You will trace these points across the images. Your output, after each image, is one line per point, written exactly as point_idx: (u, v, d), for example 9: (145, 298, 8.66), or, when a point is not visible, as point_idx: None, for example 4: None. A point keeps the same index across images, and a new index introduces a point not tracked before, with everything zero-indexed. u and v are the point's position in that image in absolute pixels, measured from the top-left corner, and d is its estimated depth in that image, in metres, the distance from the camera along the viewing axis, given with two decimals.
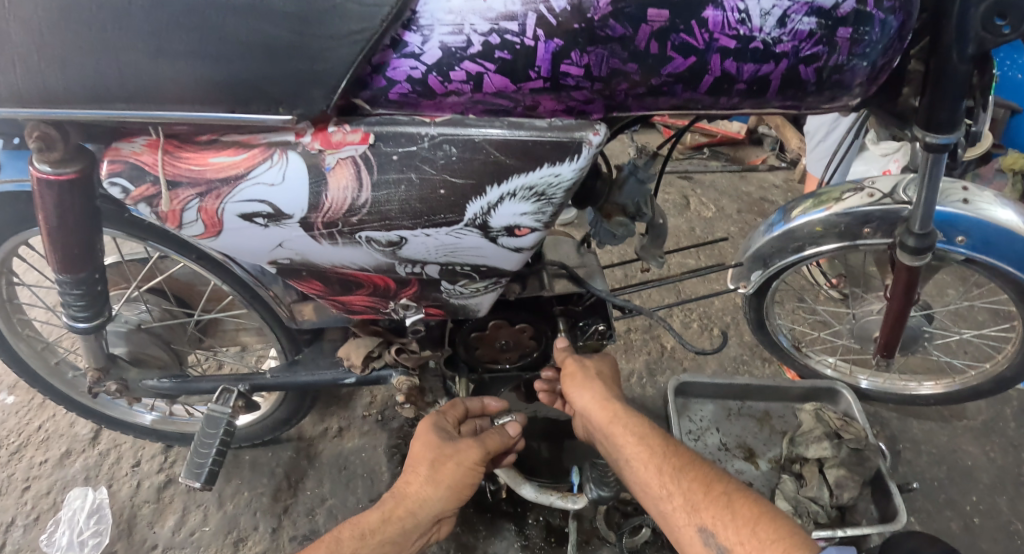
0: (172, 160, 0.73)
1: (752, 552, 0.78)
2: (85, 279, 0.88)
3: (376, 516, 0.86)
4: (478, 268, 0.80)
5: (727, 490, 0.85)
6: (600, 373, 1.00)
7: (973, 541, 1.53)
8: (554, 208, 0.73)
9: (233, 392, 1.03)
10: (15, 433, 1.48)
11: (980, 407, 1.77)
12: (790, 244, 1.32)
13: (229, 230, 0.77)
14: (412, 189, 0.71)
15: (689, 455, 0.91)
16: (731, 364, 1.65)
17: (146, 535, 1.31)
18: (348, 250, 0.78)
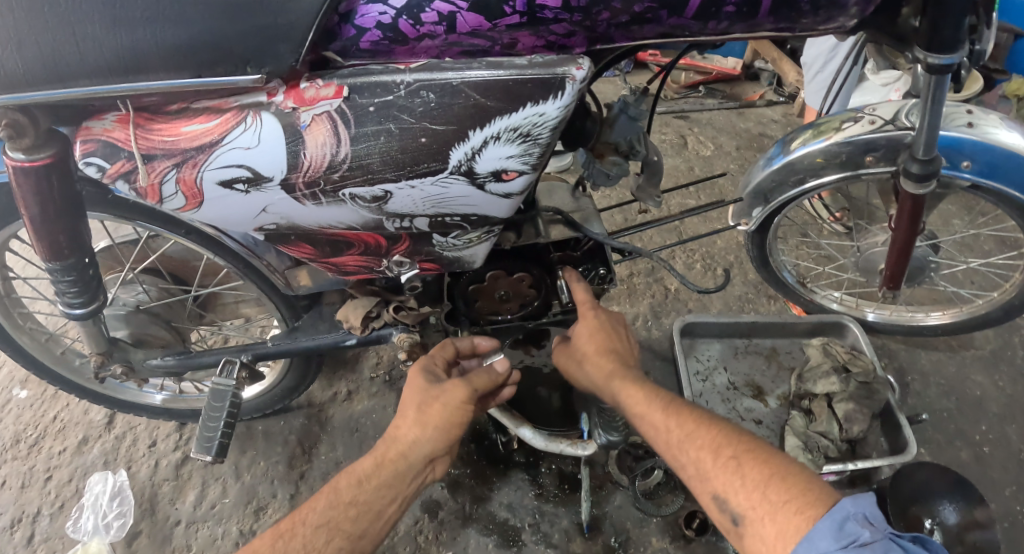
0: (144, 133, 0.72)
1: (763, 518, 0.75)
2: (74, 265, 0.88)
3: (370, 462, 0.86)
4: (469, 217, 0.78)
5: (742, 451, 0.81)
6: (586, 341, 0.96)
7: (984, 470, 1.53)
8: (541, 149, 0.71)
9: (236, 363, 1.00)
10: (32, 426, 1.50)
11: (988, 336, 1.77)
12: (791, 177, 1.30)
13: (210, 199, 0.76)
14: (392, 140, 0.69)
15: (705, 417, 0.87)
16: (736, 302, 1.62)
17: (168, 512, 1.34)
18: (332, 209, 0.76)
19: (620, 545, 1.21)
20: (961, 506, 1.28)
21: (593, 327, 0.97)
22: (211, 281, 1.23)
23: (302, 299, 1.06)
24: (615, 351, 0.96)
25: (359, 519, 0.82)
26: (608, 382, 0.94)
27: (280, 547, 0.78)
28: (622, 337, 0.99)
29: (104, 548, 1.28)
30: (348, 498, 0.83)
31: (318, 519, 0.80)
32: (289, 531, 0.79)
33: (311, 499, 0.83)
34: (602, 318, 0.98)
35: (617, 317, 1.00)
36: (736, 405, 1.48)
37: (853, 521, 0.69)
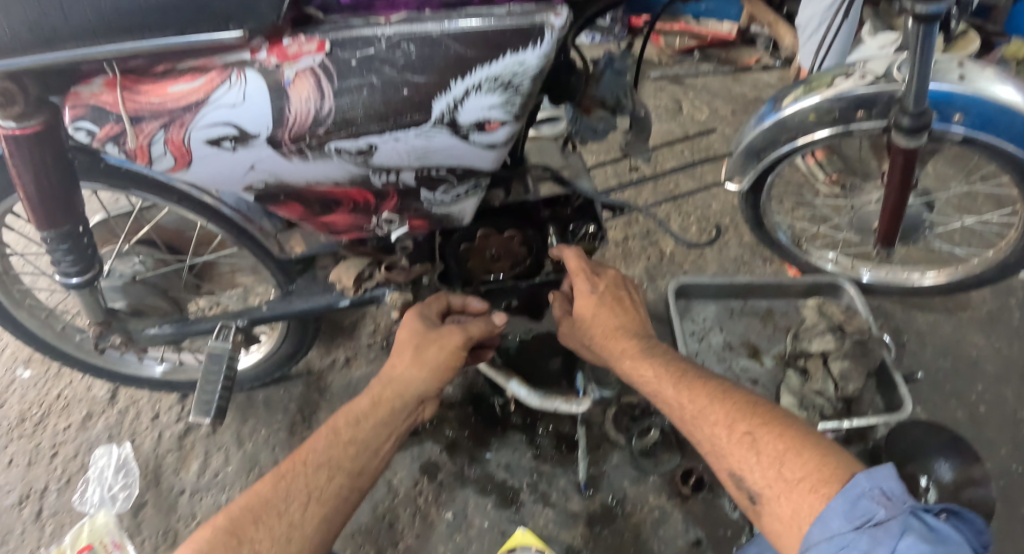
0: (131, 95, 0.72)
1: (780, 496, 0.75)
2: (69, 234, 0.89)
3: (367, 401, 0.87)
4: (454, 170, 0.79)
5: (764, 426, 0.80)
6: (593, 321, 0.97)
7: (979, 429, 1.55)
8: (522, 98, 0.71)
9: (231, 327, 1.01)
10: (36, 404, 1.51)
11: (985, 297, 1.77)
12: (783, 135, 1.30)
13: (198, 158, 0.76)
14: (375, 93, 0.70)
15: (727, 391, 0.86)
16: (732, 264, 1.62)
17: (172, 482, 1.36)
18: (319, 164, 0.76)
19: (617, 502, 1.23)
20: (957, 464, 1.29)
21: (599, 304, 0.96)
22: (207, 250, 1.21)
23: (296, 264, 1.07)
24: (627, 327, 0.96)
25: (358, 457, 0.83)
26: (627, 361, 0.94)
27: (281, 485, 0.78)
28: (629, 309, 0.98)
29: (112, 520, 1.30)
30: (347, 436, 0.84)
31: (318, 457, 0.81)
32: (290, 472, 0.79)
33: (309, 440, 0.84)
34: (603, 292, 0.97)
35: (614, 278, 1.00)
36: (732, 364, 1.49)
37: (868, 499, 0.68)
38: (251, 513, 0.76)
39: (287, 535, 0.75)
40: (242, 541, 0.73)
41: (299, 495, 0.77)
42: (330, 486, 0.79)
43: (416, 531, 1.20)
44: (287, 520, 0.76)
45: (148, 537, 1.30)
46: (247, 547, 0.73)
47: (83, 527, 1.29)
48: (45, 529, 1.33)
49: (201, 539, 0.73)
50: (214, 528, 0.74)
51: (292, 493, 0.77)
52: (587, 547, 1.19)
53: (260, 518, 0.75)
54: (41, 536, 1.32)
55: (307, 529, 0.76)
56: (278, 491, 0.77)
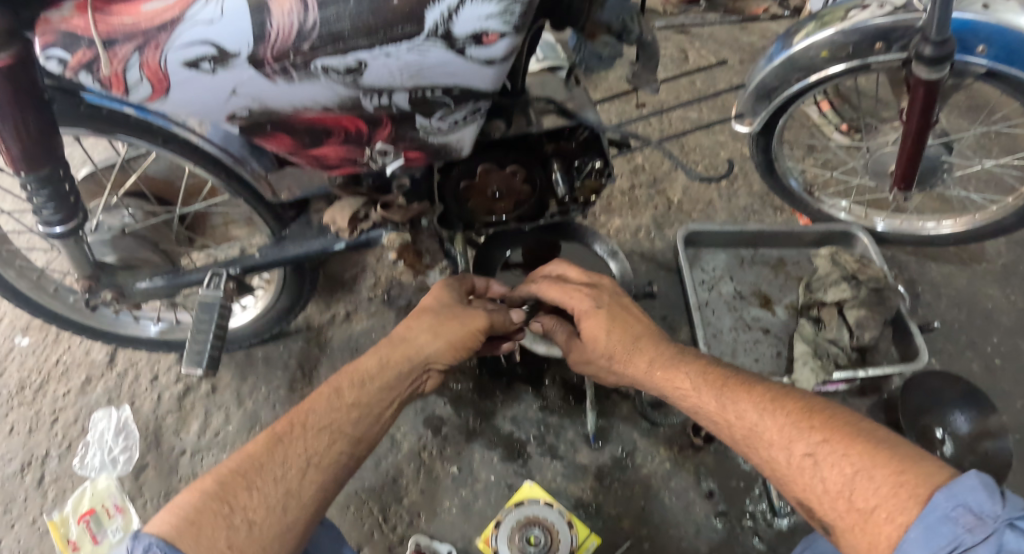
0: (103, 16, 0.66)
1: (854, 531, 0.61)
2: (49, 178, 0.83)
3: (374, 363, 0.84)
4: (451, 90, 0.73)
5: (829, 438, 0.66)
6: (603, 336, 0.90)
7: (996, 381, 1.50)
8: (522, 7, 0.66)
9: (222, 275, 0.96)
10: (36, 371, 1.44)
11: (1001, 249, 1.68)
12: (795, 73, 1.24)
13: (177, 84, 0.70)
14: (363, 4, 0.65)
15: (781, 396, 0.73)
16: (742, 213, 1.58)
17: (173, 442, 1.33)
18: (306, 86, 0.71)
19: (627, 454, 1.21)
20: (973, 416, 1.26)
21: (606, 320, 0.90)
22: (197, 200, 1.18)
23: (289, 209, 1.02)
24: (645, 339, 0.88)
25: (360, 422, 0.79)
26: (659, 374, 0.85)
27: (279, 448, 0.72)
28: (641, 319, 0.91)
29: (113, 483, 1.29)
30: (350, 399, 0.80)
31: (318, 420, 0.76)
32: (288, 433, 0.74)
33: (306, 401, 0.78)
34: (606, 304, 0.92)
35: (612, 288, 0.96)
36: (743, 314, 1.44)
37: (950, 523, 0.55)
38: (243, 478, 0.69)
39: (285, 502, 0.69)
40: (233, 509, 0.66)
41: (299, 460, 0.72)
42: (331, 452, 0.75)
43: (421, 487, 1.18)
44: (283, 486, 0.70)
45: (151, 500, 1.28)
46: (239, 516, 0.66)
47: (84, 492, 1.28)
48: (47, 495, 1.30)
49: (186, 506, 0.66)
50: (199, 494, 0.67)
51: (291, 457, 0.72)
52: (595, 500, 1.17)
53: (253, 483, 0.69)
54: (44, 502, 1.29)
55: (306, 496, 0.71)
56: (276, 455, 0.72)
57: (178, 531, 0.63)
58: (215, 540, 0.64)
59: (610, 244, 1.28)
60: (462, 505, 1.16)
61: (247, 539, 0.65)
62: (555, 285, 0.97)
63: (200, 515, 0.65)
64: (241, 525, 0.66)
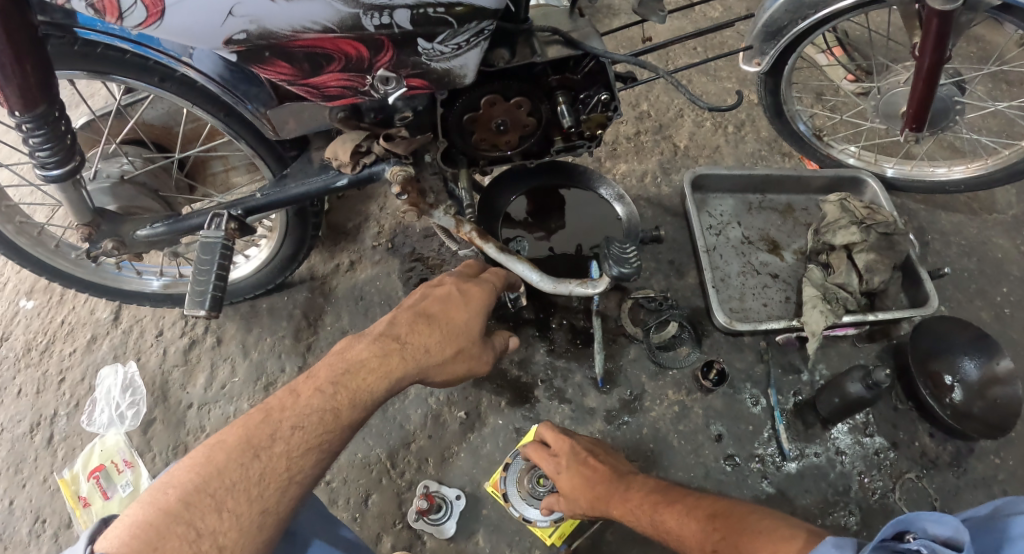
0: None
1: None
2: (45, 117, 0.80)
3: (380, 385, 0.79)
4: (453, 7, 0.70)
5: (727, 531, 0.80)
6: (574, 492, 1.00)
7: (1003, 329, 1.49)
8: None
9: (225, 216, 0.94)
10: (40, 332, 1.41)
11: (1013, 198, 1.64)
12: (804, 9, 1.21)
13: (173, 7, 0.66)
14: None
15: (693, 504, 0.87)
16: (749, 159, 1.56)
17: (180, 396, 1.32)
18: (304, 4, 0.67)
19: (635, 397, 1.21)
20: (981, 362, 1.24)
21: (570, 477, 1.01)
22: (197, 145, 1.12)
23: (290, 150, 1.00)
24: (600, 484, 0.98)
25: (344, 439, 0.77)
26: (614, 504, 0.96)
27: (254, 466, 0.70)
28: (598, 465, 1.01)
29: (122, 439, 1.29)
30: (342, 420, 0.75)
31: (302, 439, 0.73)
32: (265, 448, 0.71)
33: (291, 412, 0.73)
34: (565, 466, 1.02)
35: (581, 444, 1.05)
36: (751, 258, 1.42)
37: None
38: (212, 497, 0.68)
39: (259, 523, 0.69)
40: (201, 535, 0.66)
41: (276, 479, 0.71)
42: (309, 473, 0.73)
43: (429, 432, 1.18)
44: (258, 506, 0.69)
45: (159, 453, 1.28)
46: (207, 540, 0.66)
47: (93, 448, 1.29)
48: (57, 454, 1.29)
49: (149, 528, 0.64)
50: (163, 514, 0.66)
51: (267, 477, 0.70)
52: (603, 442, 1.17)
53: (224, 504, 0.68)
54: (54, 460, 1.29)
55: (279, 515, 0.70)
56: (249, 474, 0.69)
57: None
58: None
59: (617, 188, 1.25)
60: (470, 449, 1.17)
61: None
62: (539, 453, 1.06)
63: (164, 540, 0.64)
64: (208, 550, 0.66)
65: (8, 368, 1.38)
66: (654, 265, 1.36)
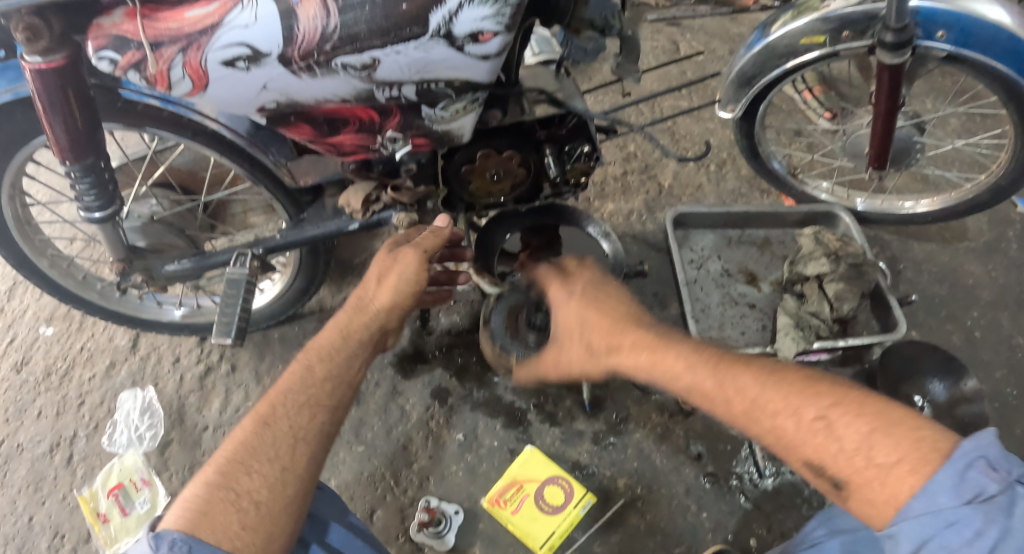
0: (150, 22, 0.70)
1: (873, 481, 0.61)
2: (91, 167, 0.89)
3: (335, 336, 0.90)
4: (452, 82, 0.80)
5: (829, 398, 0.67)
6: (584, 323, 0.86)
7: (974, 352, 1.57)
8: (513, 9, 0.73)
9: (248, 255, 1.04)
10: (61, 358, 1.51)
11: (983, 227, 1.76)
12: (773, 59, 1.32)
13: (216, 81, 0.74)
14: (377, 9, 0.71)
15: (770, 366, 0.73)
16: (730, 196, 1.69)
17: (196, 419, 1.41)
18: (327, 82, 0.76)
19: (621, 420, 1.30)
20: (949, 384, 1.33)
21: (579, 310, 0.88)
22: (220, 189, 1.21)
23: (305, 195, 1.10)
24: (616, 325, 0.84)
25: (340, 391, 0.85)
26: (611, 326, 0.84)
27: (266, 430, 0.78)
28: (620, 303, 0.87)
29: (140, 459, 1.37)
30: (324, 372, 0.85)
31: (296, 397, 0.81)
32: (269, 415, 0.79)
33: (282, 382, 0.84)
34: (580, 293, 0.89)
35: (591, 277, 0.92)
36: (730, 290, 1.53)
37: (977, 470, 0.57)
38: (241, 464, 0.75)
39: (285, 476, 0.75)
40: (240, 493, 0.72)
41: (289, 437, 0.78)
42: (315, 425, 0.80)
43: (429, 453, 1.27)
44: (279, 463, 0.76)
45: (175, 473, 1.36)
46: (245, 499, 0.72)
47: (112, 467, 1.37)
48: (76, 473, 1.38)
49: (195, 499, 0.71)
50: (205, 486, 0.72)
51: (280, 437, 0.77)
52: (592, 463, 1.26)
53: (252, 466, 0.75)
54: (73, 479, 1.37)
55: (303, 467, 0.77)
56: (263, 435, 0.77)
57: (193, 524, 0.69)
58: (230, 524, 0.69)
59: (603, 226, 1.36)
60: (468, 468, 1.26)
61: (260, 515, 0.71)
62: (547, 273, 0.97)
63: (212, 505, 0.71)
64: (250, 505, 0.72)
65: (28, 392, 1.47)
66: (639, 296, 1.47)
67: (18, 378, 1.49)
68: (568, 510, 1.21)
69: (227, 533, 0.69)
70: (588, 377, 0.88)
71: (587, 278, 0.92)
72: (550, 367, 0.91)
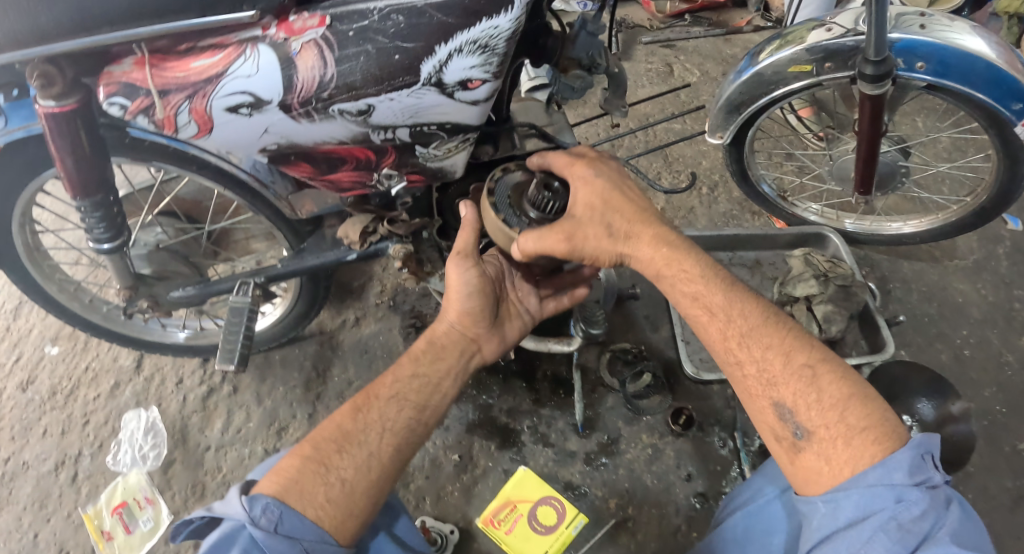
0: (159, 71, 0.75)
1: (836, 437, 0.74)
2: (101, 202, 0.90)
3: (427, 342, 0.96)
4: (444, 125, 0.84)
5: (816, 366, 0.77)
6: (602, 207, 0.90)
7: (963, 370, 1.59)
8: (500, 58, 0.77)
9: (251, 284, 1.08)
10: (66, 378, 1.55)
11: (972, 246, 1.79)
12: (762, 88, 1.36)
13: (221, 125, 0.78)
14: (371, 60, 0.75)
15: (772, 313, 0.83)
16: (721, 218, 1.75)
17: (198, 439, 1.44)
18: (325, 125, 0.80)
19: (613, 441, 1.34)
20: (936, 403, 1.35)
21: (599, 197, 0.90)
22: (224, 218, 1.25)
23: (305, 225, 1.14)
24: (637, 228, 0.89)
25: (427, 395, 0.90)
26: (663, 253, 0.88)
27: (359, 418, 0.85)
28: (639, 201, 0.92)
29: (143, 478, 1.40)
30: (415, 374, 0.91)
31: (391, 393, 0.88)
32: (365, 404, 0.86)
33: (383, 378, 0.90)
34: (602, 181, 0.91)
35: (616, 169, 0.94)
36: None
37: (926, 461, 0.70)
38: (332, 444, 0.82)
39: (369, 462, 0.81)
40: (328, 470, 0.79)
41: (378, 427, 0.85)
42: (400, 421, 0.86)
43: (426, 473, 1.30)
44: (366, 449, 0.82)
45: (178, 492, 1.38)
46: (333, 474, 0.79)
47: (117, 486, 1.39)
48: (81, 492, 1.40)
49: (290, 468, 0.79)
50: (301, 458, 0.80)
51: (371, 425, 0.84)
52: (584, 483, 1.29)
53: (345, 447, 0.82)
54: (78, 497, 1.39)
55: (384, 457, 0.83)
56: (357, 423, 0.84)
57: (284, 489, 0.77)
58: (316, 495, 0.77)
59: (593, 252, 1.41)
60: (463, 488, 1.29)
61: (343, 492, 0.78)
62: (563, 153, 0.94)
63: (303, 476, 0.78)
64: (336, 481, 0.79)
65: (33, 410, 1.50)
66: (632, 318, 1.50)
67: (24, 397, 1.52)
68: (557, 528, 1.23)
69: (312, 504, 0.76)
70: (593, 258, 0.92)
71: (612, 173, 0.93)
72: (562, 240, 0.89)
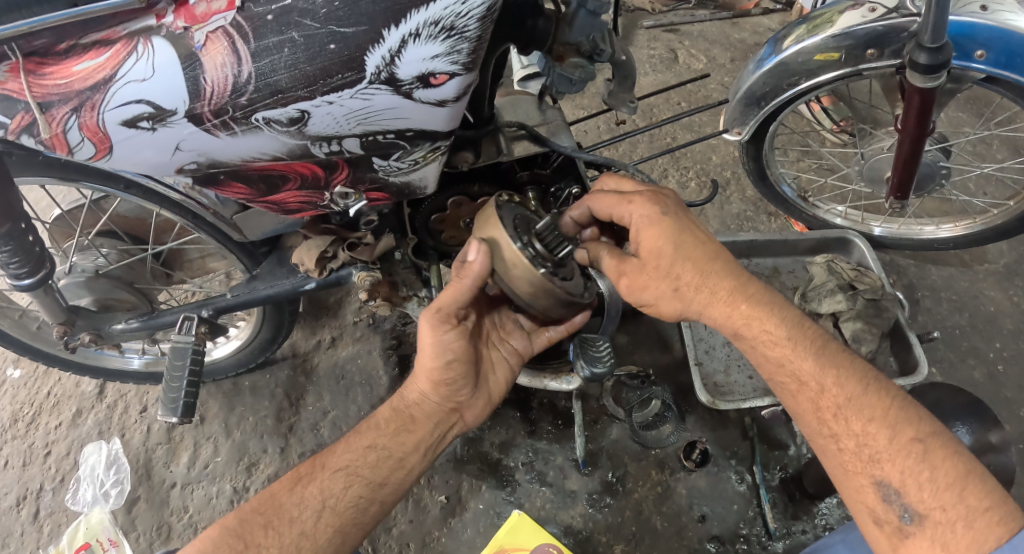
0: (35, 79, 0.61)
1: (954, 521, 0.68)
2: (10, 233, 0.75)
3: (389, 411, 0.87)
4: (404, 133, 0.69)
5: (924, 442, 0.72)
6: (676, 249, 0.76)
7: (997, 389, 1.44)
8: (471, 44, 0.61)
9: (195, 319, 0.96)
10: (27, 404, 1.40)
11: (1003, 249, 1.62)
12: (785, 80, 1.15)
13: (120, 143, 0.65)
14: (298, 51, 0.60)
15: (868, 379, 0.76)
16: (734, 221, 1.59)
17: (163, 475, 1.30)
18: (250, 138, 0.66)
19: (618, 479, 1.20)
20: (974, 429, 1.02)
21: (674, 236, 0.76)
22: (170, 236, 1.07)
23: (261, 246, 1.00)
24: (721, 263, 0.77)
25: (376, 470, 0.83)
26: (743, 309, 0.78)
27: (295, 493, 0.80)
28: (712, 238, 0.79)
29: (107, 517, 1.25)
30: (370, 443, 0.85)
31: (337, 463, 0.83)
32: (308, 474, 0.82)
33: (337, 445, 0.85)
34: (674, 217, 0.77)
35: (674, 199, 0.80)
36: None
37: None
38: (261, 517, 0.79)
39: (297, 544, 0.77)
40: (248, 547, 0.76)
41: (313, 502, 0.80)
42: (341, 496, 0.81)
43: (410, 517, 1.16)
44: (297, 528, 0.78)
45: (143, 533, 1.25)
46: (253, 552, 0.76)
47: (78, 526, 1.25)
48: (43, 530, 1.27)
49: (211, 541, 0.77)
50: (222, 531, 0.77)
51: (307, 500, 0.80)
52: (585, 528, 1.16)
53: (272, 523, 0.78)
54: (40, 537, 1.26)
55: (315, 538, 0.78)
56: (293, 497, 0.80)
57: None
58: None
59: None
60: (451, 534, 1.15)
61: None
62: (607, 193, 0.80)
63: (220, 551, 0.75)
64: None
65: None
66: (634, 335, 1.36)
67: None
68: None
69: None
70: (651, 308, 0.81)
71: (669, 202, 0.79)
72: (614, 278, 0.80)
